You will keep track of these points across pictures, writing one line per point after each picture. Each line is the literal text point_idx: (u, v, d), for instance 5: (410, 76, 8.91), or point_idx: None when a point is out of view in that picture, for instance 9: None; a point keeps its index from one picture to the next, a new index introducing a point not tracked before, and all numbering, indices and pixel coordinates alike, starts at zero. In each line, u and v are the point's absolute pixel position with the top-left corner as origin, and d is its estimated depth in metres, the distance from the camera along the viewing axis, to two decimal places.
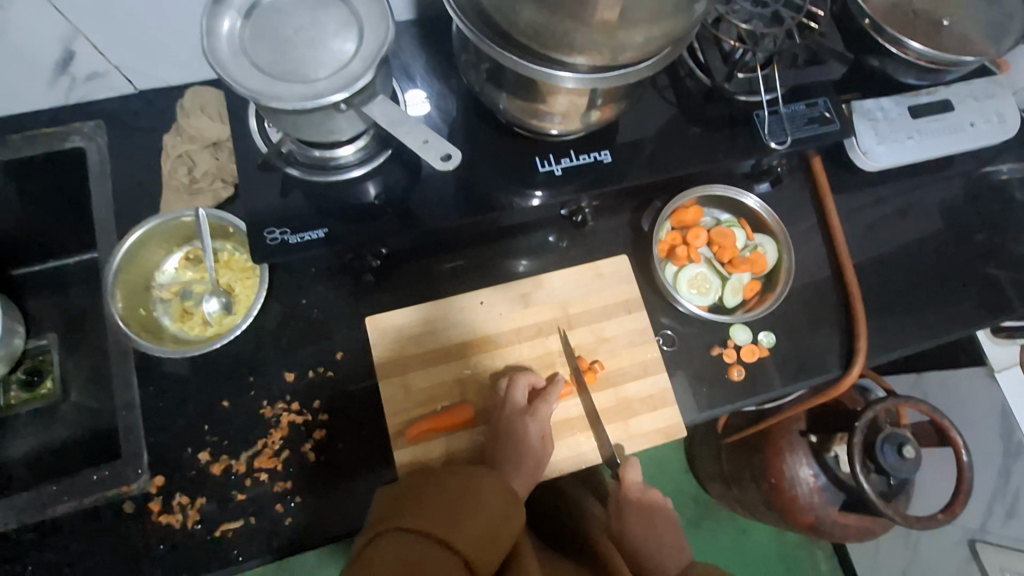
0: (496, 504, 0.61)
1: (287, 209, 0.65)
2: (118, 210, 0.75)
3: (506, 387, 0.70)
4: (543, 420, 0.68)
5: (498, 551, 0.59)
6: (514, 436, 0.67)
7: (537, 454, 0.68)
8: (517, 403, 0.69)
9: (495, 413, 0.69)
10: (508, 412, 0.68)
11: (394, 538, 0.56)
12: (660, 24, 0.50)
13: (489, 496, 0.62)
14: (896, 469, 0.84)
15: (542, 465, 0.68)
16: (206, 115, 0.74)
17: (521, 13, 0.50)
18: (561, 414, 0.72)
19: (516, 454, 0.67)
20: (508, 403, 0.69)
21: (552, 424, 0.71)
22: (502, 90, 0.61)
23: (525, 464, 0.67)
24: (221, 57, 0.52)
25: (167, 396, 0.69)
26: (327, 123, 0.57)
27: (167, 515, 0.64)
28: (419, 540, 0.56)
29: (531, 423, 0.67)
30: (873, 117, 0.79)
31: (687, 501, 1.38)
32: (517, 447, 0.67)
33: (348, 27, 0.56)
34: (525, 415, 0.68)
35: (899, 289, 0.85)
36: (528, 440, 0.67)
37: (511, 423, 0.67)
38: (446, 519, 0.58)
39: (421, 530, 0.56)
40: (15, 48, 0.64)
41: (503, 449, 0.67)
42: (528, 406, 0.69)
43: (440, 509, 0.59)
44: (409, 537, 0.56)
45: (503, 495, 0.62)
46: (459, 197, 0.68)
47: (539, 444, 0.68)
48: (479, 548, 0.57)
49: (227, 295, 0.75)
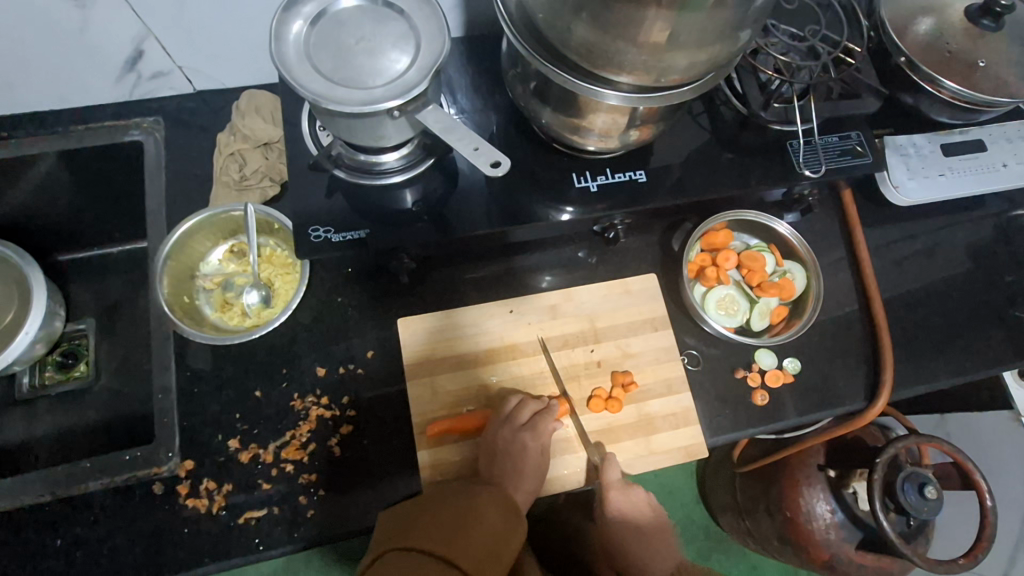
0: (497, 517, 0.61)
1: (330, 209, 0.67)
2: (169, 202, 0.78)
3: (506, 404, 0.70)
4: (542, 436, 0.68)
5: (499, 565, 0.58)
6: (517, 454, 0.67)
7: (536, 469, 0.69)
8: (526, 421, 0.69)
9: (493, 430, 0.69)
10: (520, 427, 0.68)
11: (395, 557, 0.56)
12: (706, 50, 0.52)
13: (487, 510, 0.61)
14: (917, 510, 0.82)
15: (541, 482, 0.69)
16: (261, 118, 0.79)
17: (573, 32, 0.52)
18: (561, 433, 0.72)
19: (517, 474, 0.67)
20: (507, 421, 0.69)
21: (565, 436, 0.72)
22: (546, 105, 0.64)
23: (525, 483, 0.67)
24: (286, 60, 0.55)
25: (202, 382, 0.71)
26: (377, 128, 0.59)
27: (194, 499, 0.66)
28: (420, 559, 0.56)
29: (534, 442, 0.68)
30: (905, 153, 0.81)
31: (698, 533, 1.35)
32: (516, 466, 0.67)
33: (406, 41, 0.59)
34: (525, 431, 0.68)
35: (925, 326, 0.84)
36: (527, 458, 0.67)
37: (511, 442, 0.67)
38: (447, 535, 0.58)
39: (422, 547, 0.57)
40: (90, 44, 0.69)
41: (499, 466, 0.67)
42: (527, 421, 0.69)
43: (442, 525, 0.59)
44: (411, 556, 0.56)
45: (502, 509, 0.62)
46: (495, 209, 0.70)
47: (539, 463, 0.69)
48: (479, 564, 0.57)
49: (268, 288, 0.78)
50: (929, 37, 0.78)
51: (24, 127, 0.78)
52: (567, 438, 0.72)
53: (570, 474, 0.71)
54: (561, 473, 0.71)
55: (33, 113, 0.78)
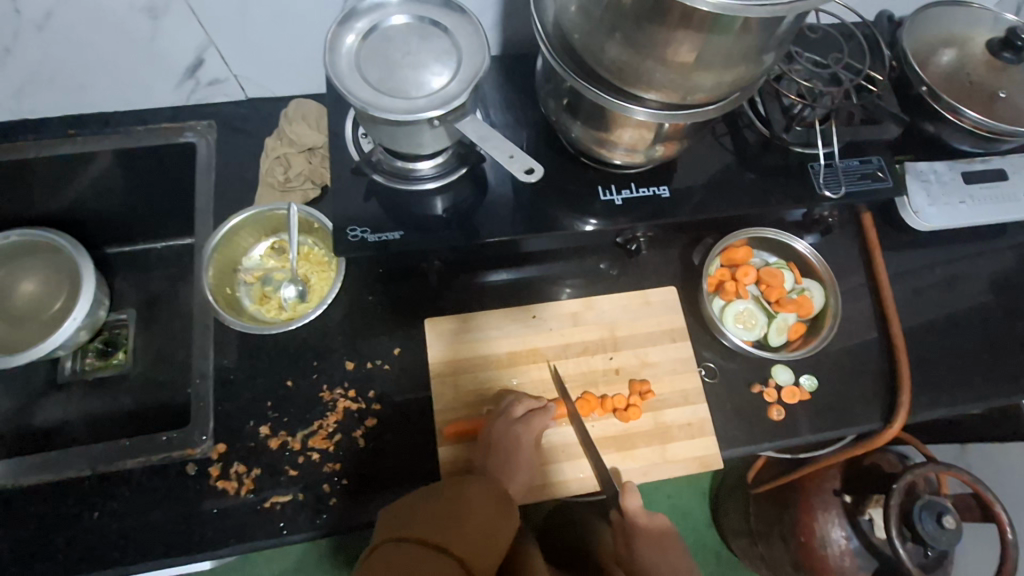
0: (488, 507, 0.62)
1: (367, 212, 0.71)
2: (217, 201, 0.83)
3: (504, 400, 0.73)
4: (535, 431, 0.70)
5: (495, 553, 0.59)
6: (508, 445, 0.68)
7: (531, 463, 0.70)
8: (517, 418, 0.71)
9: (490, 424, 0.70)
10: (511, 425, 0.70)
11: (390, 548, 0.57)
12: (731, 71, 0.55)
13: (482, 501, 0.62)
14: (935, 539, 0.81)
15: (532, 476, 0.71)
16: (307, 125, 0.84)
17: (607, 50, 0.56)
18: (563, 436, 0.74)
19: (508, 466, 0.68)
20: (503, 416, 0.71)
21: (563, 443, 0.74)
22: (576, 120, 0.67)
23: (517, 476, 0.69)
24: (339, 70, 0.60)
25: (239, 370, 0.74)
26: (417, 135, 0.63)
27: (225, 481, 0.69)
28: (414, 548, 0.57)
29: (528, 437, 0.69)
30: (925, 179, 0.84)
31: (708, 556, 1.34)
32: (510, 458, 0.68)
33: (448, 56, 0.63)
34: (519, 424, 0.70)
35: (944, 351, 0.85)
36: (518, 450, 0.69)
37: (504, 432, 0.69)
38: (440, 525, 0.58)
39: (417, 537, 0.57)
40: (157, 52, 0.75)
41: (494, 459, 0.68)
42: (522, 417, 0.71)
43: (436, 515, 0.59)
44: (405, 546, 0.57)
45: (491, 498, 0.63)
46: (523, 217, 0.73)
47: (533, 456, 0.70)
48: (477, 553, 0.57)
49: (304, 284, 0.82)
50: (950, 68, 0.80)
51: (89, 126, 0.84)
52: (568, 445, 0.74)
53: (584, 478, 0.73)
54: (576, 476, 0.73)
55: (97, 114, 0.84)
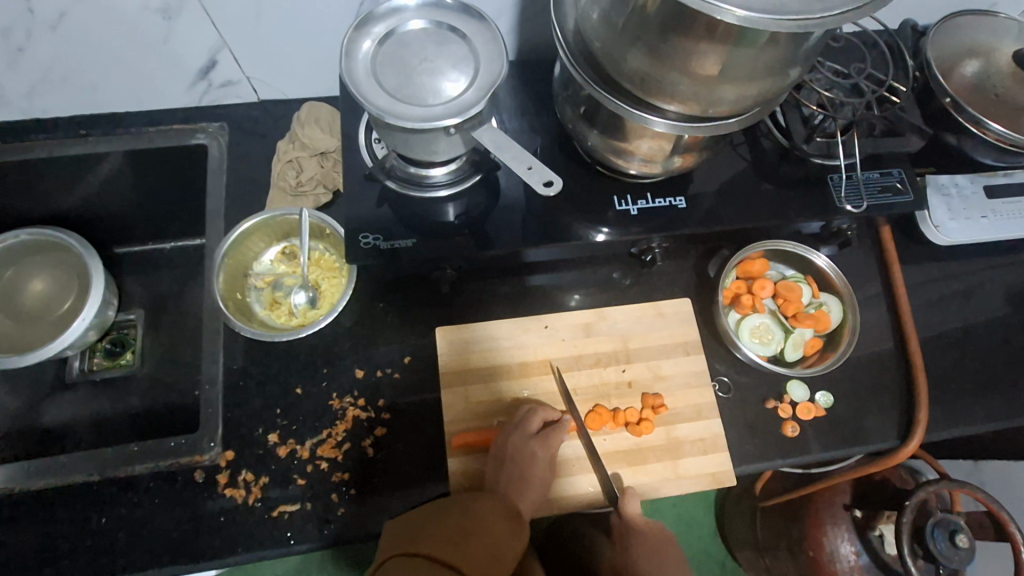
0: (497, 525, 0.62)
1: (379, 219, 0.70)
2: (228, 204, 0.83)
3: (519, 412, 0.72)
4: (550, 447, 0.69)
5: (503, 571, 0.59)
6: (522, 461, 0.68)
7: (544, 479, 0.70)
8: (532, 433, 0.70)
9: (504, 437, 0.70)
10: (526, 439, 0.69)
11: (400, 564, 0.57)
12: (755, 84, 0.54)
13: (493, 518, 0.62)
14: (947, 558, 0.79)
15: (545, 492, 0.70)
16: (319, 128, 0.83)
17: (628, 60, 0.55)
18: (575, 450, 0.73)
19: (521, 482, 0.68)
20: (518, 430, 0.70)
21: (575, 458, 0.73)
22: (594, 129, 0.66)
23: (530, 492, 0.68)
24: (355, 76, 0.59)
25: (248, 376, 0.74)
26: (432, 143, 0.62)
27: (232, 488, 0.68)
28: (425, 565, 0.56)
29: (543, 453, 0.69)
30: (947, 193, 0.83)
31: (713, 566, 1.33)
32: (524, 473, 0.68)
33: (465, 63, 0.62)
34: (534, 440, 0.69)
35: (963, 367, 0.83)
36: (532, 465, 0.68)
37: (519, 447, 0.68)
38: (451, 541, 0.58)
39: (427, 553, 0.57)
40: (170, 53, 0.74)
41: (507, 473, 0.67)
42: (537, 432, 0.70)
43: (448, 531, 0.59)
44: (416, 562, 0.57)
45: (503, 518, 0.62)
46: (536, 227, 0.72)
47: (546, 471, 0.70)
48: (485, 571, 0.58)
49: (315, 290, 0.81)
50: (975, 80, 0.78)
51: (100, 126, 0.83)
52: (580, 460, 0.73)
53: (594, 492, 0.72)
54: (585, 491, 0.72)
55: (109, 114, 0.84)
